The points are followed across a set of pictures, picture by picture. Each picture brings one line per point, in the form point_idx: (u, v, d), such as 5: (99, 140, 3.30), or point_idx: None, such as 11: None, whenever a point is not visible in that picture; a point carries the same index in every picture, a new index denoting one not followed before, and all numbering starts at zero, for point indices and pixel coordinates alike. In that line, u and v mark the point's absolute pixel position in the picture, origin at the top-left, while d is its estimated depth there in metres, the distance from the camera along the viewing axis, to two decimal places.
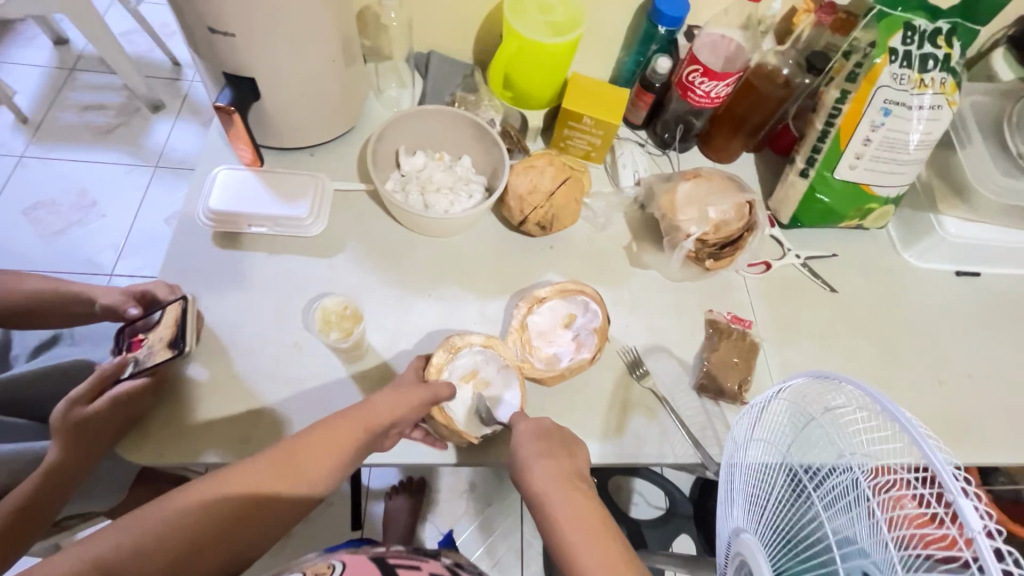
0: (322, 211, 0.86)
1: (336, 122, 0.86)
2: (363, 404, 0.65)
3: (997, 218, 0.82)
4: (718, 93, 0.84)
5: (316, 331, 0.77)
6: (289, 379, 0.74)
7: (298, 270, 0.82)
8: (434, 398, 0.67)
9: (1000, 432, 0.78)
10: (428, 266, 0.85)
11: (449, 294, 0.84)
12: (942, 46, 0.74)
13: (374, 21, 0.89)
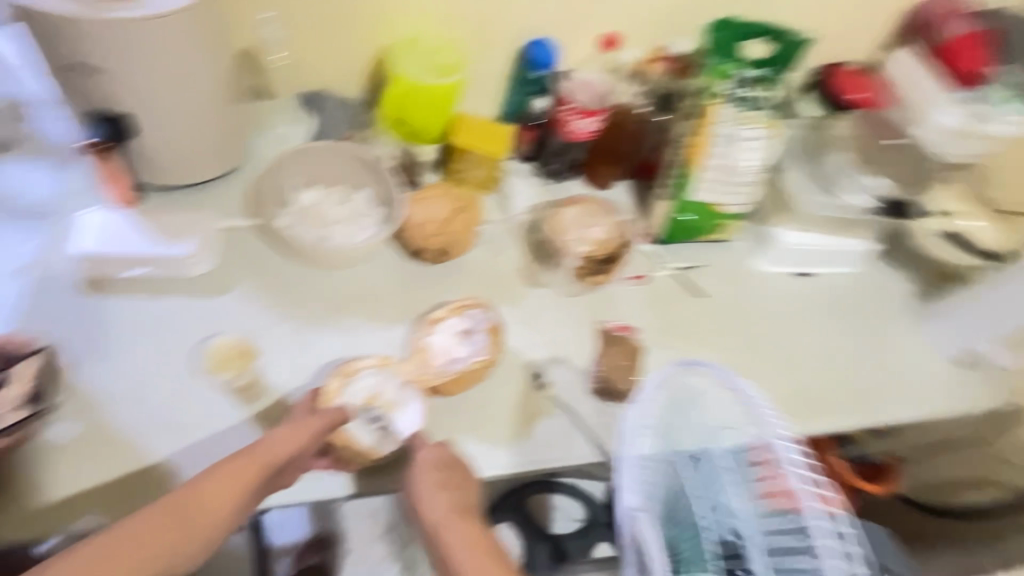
0: (207, 251, 0.80)
1: (220, 159, 0.83)
2: (256, 444, 0.62)
3: (820, 227, 0.96)
4: (589, 130, 0.89)
5: (204, 368, 0.74)
6: (180, 426, 0.71)
7: (184, 311, 0.78)
8: (328, 425, 0.66)
9: (846, 408, 0.87)
10: (323, 299, 0.80)
11: (353, 325, 0.79)
12: (766, 89, 0.81)
13: (257, 63, 0.85)
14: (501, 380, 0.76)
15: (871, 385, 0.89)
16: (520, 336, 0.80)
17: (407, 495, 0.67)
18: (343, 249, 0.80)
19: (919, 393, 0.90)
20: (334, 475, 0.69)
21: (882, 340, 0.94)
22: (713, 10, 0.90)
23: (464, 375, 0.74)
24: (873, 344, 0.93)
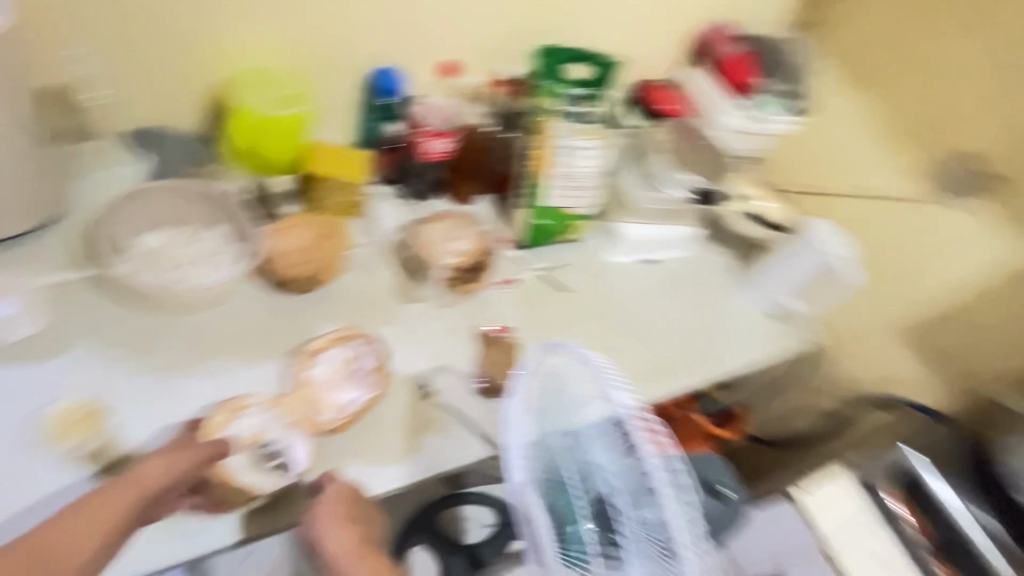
0: (34, 316, 0.72)
1: (35, 209, 0.74)
2: (130, 473, 0.59)
3: (653, 218, 1.12)
4: (446, 149, 0.96)
5: (42, 443, 0.66)
6: (17, 510, 0.62)
7: (6, 384, 0.69)
8: (209, 456, 0.63)
9: (698, 369, 1.00)
10: (182, 346, 0.75)
11: (219, 368, 0.75)
12: (594, 104, 0.94)
13: (68, 100, 0.79)
14: (393, 397, 0.77)
15: (713, 347, 1.05)
16: (404, 351, 0.82)
17: (303, 527, 0.65)
18: (197, 289, 0.77)
19: (748, 347, 1.08)
20: (213, 525, 0.65)
21: (714, 307, 1.12)
22: (544, 37, 1.01)
23: (356, 411, 0.73)
24: (709, 312, 1.10)
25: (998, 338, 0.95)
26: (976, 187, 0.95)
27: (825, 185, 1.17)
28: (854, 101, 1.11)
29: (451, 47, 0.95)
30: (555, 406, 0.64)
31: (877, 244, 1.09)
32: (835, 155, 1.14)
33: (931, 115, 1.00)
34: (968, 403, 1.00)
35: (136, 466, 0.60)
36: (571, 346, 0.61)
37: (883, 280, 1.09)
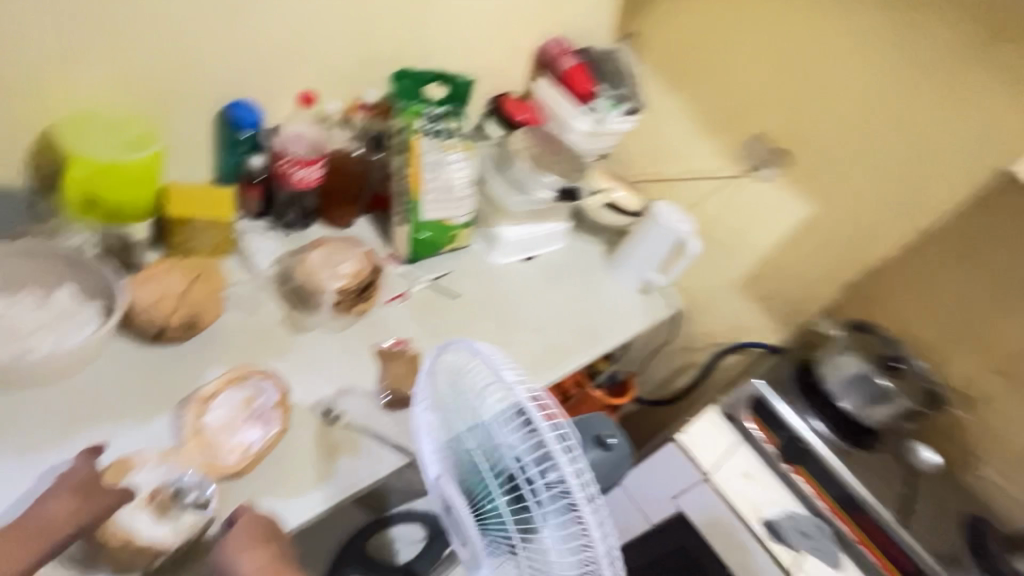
0: None
1: None
2: (32, 518, 0.56)
3: (525, 219, 1.20)
4: (314, 177, 0.96)
5: None
6: None
7: None
8: (111, 503, 0.58)
9: (586, 348, 1.11)
10: (44, 419, 0.68)
11: (94, 435, 0.68)
12: (450, 121, 1.04)
13: None
14: (301, 429, 0.76)
15: (596, 326, 1.17)
16: (303, 382, 0.81)
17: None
18: (46, 358, 0.68)
19: (625, 321, 1.22)
20: None
21: (591, 290, 1.25)
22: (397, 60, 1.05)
23: (264, 450, 0.71)
24: (587, 296, 1.23)
25: (804, 283, 1.20)
26: (773, 166, 1.18)
27: (664, 171, 1.36)
28: (674, 102, 1.30)
29: (306, 76, 0.95)
30: (458, 401, 0.64)
31: (708, 219, 1.31)
32: (665, 146, 1.34)
33: (733, 111, 1.22)
34: (793, 334, 1.25)
35: (41, 506, 0.57)
36: (460, 341, 0.62)
37: (716, 248, 1.31)
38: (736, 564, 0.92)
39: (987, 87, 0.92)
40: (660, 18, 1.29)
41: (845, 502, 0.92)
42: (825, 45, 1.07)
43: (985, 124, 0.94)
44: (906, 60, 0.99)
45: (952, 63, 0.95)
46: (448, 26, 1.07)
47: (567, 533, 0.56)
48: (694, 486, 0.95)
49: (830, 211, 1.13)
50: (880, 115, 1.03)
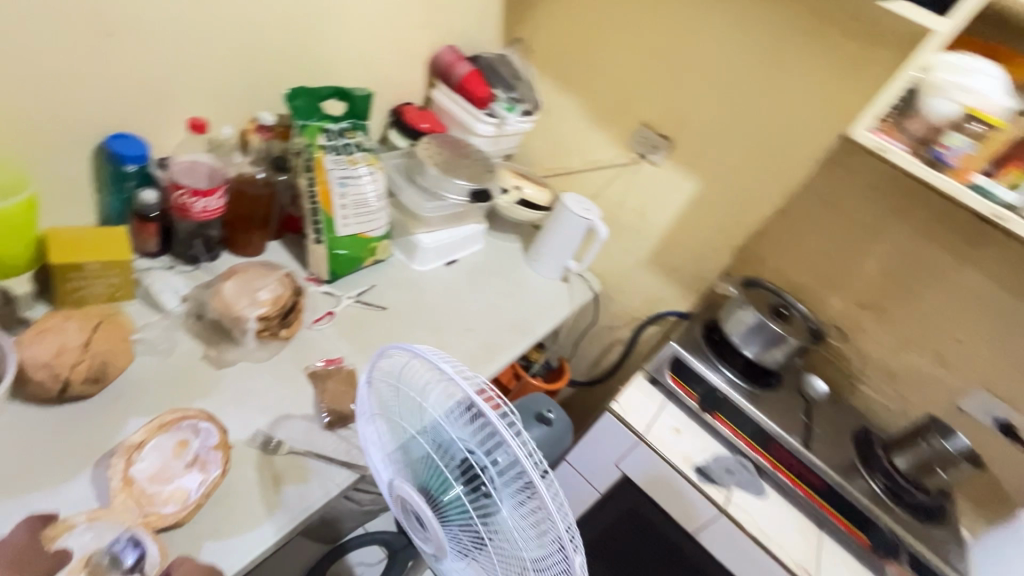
0: None
1: None
2: None
3: (441, 225, 1.22)
4: (217, 206, 0.91)
5: None
6: None
7: None
8: None
9: (518, 340, 1.15)
10: None
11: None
12: (352, 137, 1.05)
13: None
14: (240, 464, 0.73)
15: (524, 318, 1.22)
16: (234, 416, 0.78)
17: None
18: None
19: (551, 308, 1.29)
20: None
21: (516, 284, 1.32)
22: (291, 79, 1.04)
23: (203, 496, 0.65)
24: (512, 290, 1.29)
25: (701, 253, 1.33)
26: (661, 151, 1.32)
27: (572, 164, 1.47)
28: (572, 103, 1.43)
29: (194, 102, 0.91)
30: (408, 402, 0.63)
31: (612, 205, 1.44)
32: (567, 141, 1.46)
33: (620, 105, 1.35)
34: (699, 300, 1.38)
35: None
36: (397, 343, 0.60)
37: (623, 230, 1.44)
38: (679, 510, 1.01)
39: (820, 65, 1.08)
40: (547, 26, 1.40)
41: (759, 438, 1.04)
42: (689, 40, 1.22)
43: (825, 96, 1.09)
44: (756, 47, 1.14)
45: (790, 48, 1.10)
46: (340, 43, 1.07)
47: (525, 508, 0.55)
48: (631, 449, 1.03)
49: (715, 186, 1.27)
50: (742, 98, 1.18)
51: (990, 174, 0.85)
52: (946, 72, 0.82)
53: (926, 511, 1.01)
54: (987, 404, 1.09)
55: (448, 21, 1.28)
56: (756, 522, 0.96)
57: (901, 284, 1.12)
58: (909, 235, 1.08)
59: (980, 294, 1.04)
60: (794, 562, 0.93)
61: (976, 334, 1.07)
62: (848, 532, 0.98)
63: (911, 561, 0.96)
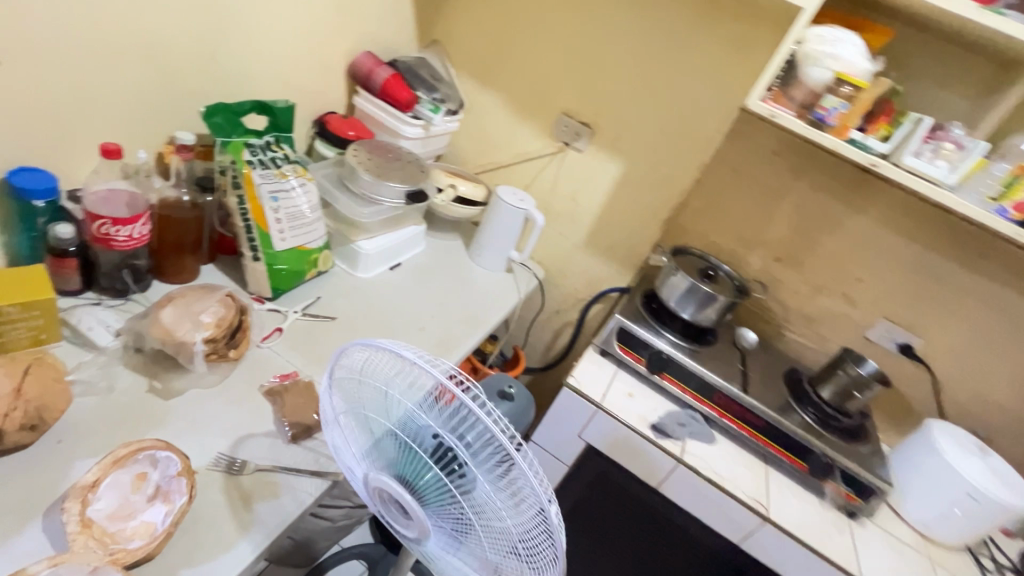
0: None
1: None
2: None
3: (380, 230, 1.23)
4: (141, 233, 0.87)
5: None
6: None
7: None
8: None
9: (471, 333, 1.18)
10: None
11: None
12: (277, 150, 1.04)
13: None
14: (205, 489, 0.71)
15: (473, 311, 1.25)
16: (192, 443, 0.75)
17: None
18: None
19: (499, 299, 1.33)
20: None
21: (463, 280, 1.34)
22: (206, 97, 1.01)
23: (171, 526, 0.63)
24: (459, 287, 1.31)
25: (633, 229, 1.42)
26: (584, 137, 1.39)
27: (502, 159, 1.52)
28: (494, 100, 1.47)
29: (103, 127, 0.88)
30: (379, 396, 0.65)
31: (545, 194, 1.50)
32: (494, 137, 1.51)
33: (541, 98, 1.41)
34: (636, 274, 1.46)
35: None
36: (362, 337, 0.61)
37: (558, 217, 1.51)
38: (641, 467, 1.08)
39: (712, 46, 1.19)
40: (462, 27, 1.44)
41: (704, 390, 1.13)
42: (596, 32, 1.30)
43: (722, 74, 1.20)
44: (655, 34, 1.24)
45: (686, 31, 1.21)
46: (255, 56, 1.06)
47: (500, 475, 0.58)
48: (591, 418, 1.09)
49: (637, 165, 1.36)
50: (649, 82, 1.28)
51: (863, 129, 0.98)
52: (815, 43, 0.93)
53: (851, 433, 1.14)
54: (888, 331, 1.24)
55: (363, 28, 1.29)
56: (710, 466, 1.05)
57: (807, 236, 1.24)
58: (808, 192, 1.21)
59: (871, 236, 1.18)
60: (747, 496, 1.02)
61: (873, 271, 1.21)
62: (789, 462, 1.09)
63: (843, 478, 1.07)
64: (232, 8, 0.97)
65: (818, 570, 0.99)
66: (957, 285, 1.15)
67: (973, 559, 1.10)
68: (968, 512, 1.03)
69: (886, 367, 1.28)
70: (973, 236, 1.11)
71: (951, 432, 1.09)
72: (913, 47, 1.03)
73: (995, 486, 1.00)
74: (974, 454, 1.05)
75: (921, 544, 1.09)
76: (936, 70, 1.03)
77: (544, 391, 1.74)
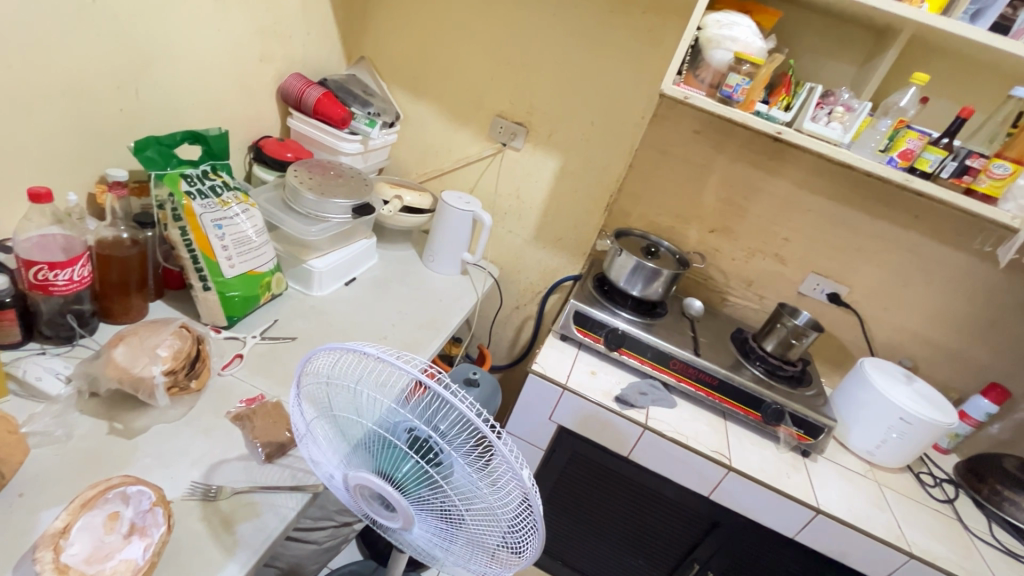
0: None
1: None
2: None
3: (330, 247, 1.24)
4: (81, 275, 0.86)
5: None
6: None
7: None
8: None
9: (434, 336, 1.20)
10: None
11: None
12: (215, 178, 1.03)
13: None
14: (182, 519, 0.71)
15: (434, 316, 1.28)
16: (163, 477, 0.75)
17: None
18: None
19: (458, 301, 1.36)
20: None
21: (419, 287, 1.37)
22: (134, 133, 1.00)
23: (153, 559, 0.62)
24: (416, 294, 1.33)
25: (577, 218, 1.49)
26: (520, 136, 1.45)
27: (444, 166, 1.55)
28: (430, 109, 1.51)
29: (25, 172, 0.85)
30: (354, 397, 0.67)
31: (490, 195, 1.55)
32: (434, 145, 1.54)
33: (474, 103, 1.46)
34: (585, 261, 1.53)
35: None
36: (331, 341, 0.63)
37: (505, 215, 1.55)
38: (611, 438, 1.14)
39: (626, 38, 1.27)
40: (389, 42, 1.48)
41: (661, 359, 1.20)
42: (519, 34, 1.36)
43: (639, 64, 1.29)
44: (573, 31, 1.31)
45: (601, 26, 1.28)
46: (181, 87, 1.05)
47: (476, 456, 0.62)
48: (559, 399, 1.14)
49: (573, 157, 1.43)
50: (574, 76, 1.35)
51: (767, 102, 1.07)
52: (715, 28, 1.02)
53: (795, 379, 1.24)
54: (817, 283, 1.36)
55: (289, 51, 1.29)
56: (674, 428, 1.12)
57: (735, 205, 1.34)
58: (730, 164, 1.31)
59: (790, 198, 1.29)
60: (710, 449, 1.10)
61: (796, 230, 1.32)
62: (745, 414, 1.17)
63: (794, 421, 1.16)
64: (153, 41, 0.96)
65: (781, 508, 1.07)
66: (869, 233, 1.27)
67: (915, 476, 1.22)
68: (903, 434, 1.13)
69: (820, 316, 1.40)
70: (875, 188, 1.23)
71: (881, 366, 1.21)
72: (801, 24, 1.14)
73: (922, 406, 1.11)
74: (901, 382, 1.17)
75: (867, 470, 1.19)
76: (823, 44, 1.15)
77: (515, 385, 1.79)
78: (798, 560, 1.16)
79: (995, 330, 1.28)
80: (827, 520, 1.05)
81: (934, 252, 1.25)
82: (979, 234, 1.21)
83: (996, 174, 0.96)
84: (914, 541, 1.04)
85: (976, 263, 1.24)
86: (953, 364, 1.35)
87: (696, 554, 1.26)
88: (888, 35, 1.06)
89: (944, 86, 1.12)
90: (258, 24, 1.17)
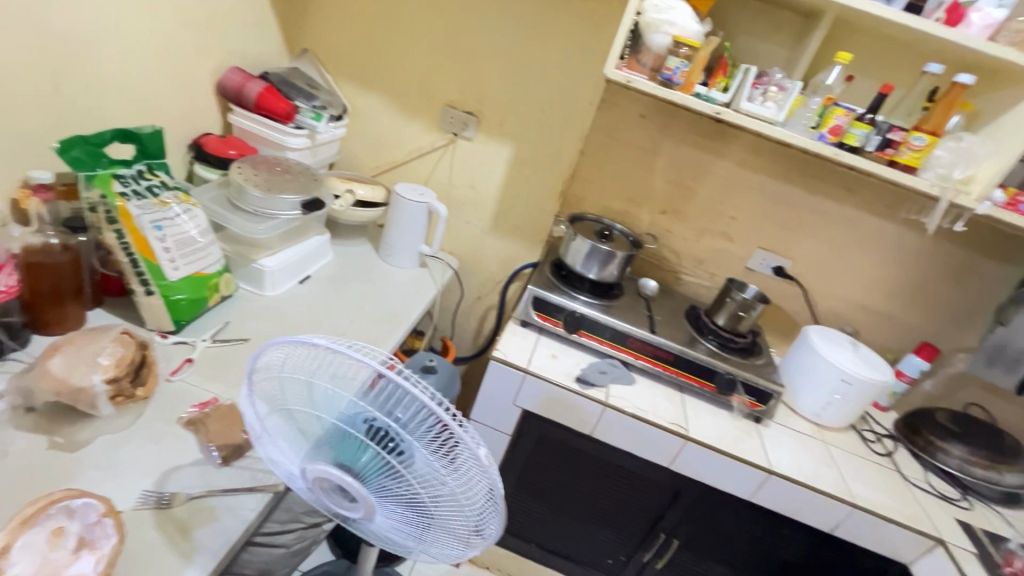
0: None
1: None
2: None
3: (281, 245, 1.21)
4: (7, 283, 0.82)
5: None
6: None
7: None
8: None
9: (394, 330, 1.20)
10: None
11: None
12: (152, 178, 1.00)
13: None
14: (135, 529, 0.68)
15: (393, 309, 1.27)
16: (112, 488, 0.72)
17: None
18: None
19: (417, 294, 1.36)
20: None
21: (377, 281, 1.35)
22: (58, 133, 0.95)
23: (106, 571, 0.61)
24: (374, 289, 1.32)
25: (533, 205, 1.50)
26: (471, 126, 1.45)
27: (397, 158, 1.53)
28: (379, 101, 1.48)
29: None
30: (310, 390, 0.66)
31: (445, 187, 1.54)
32: (385, 138, 1.52)
33: (424, 92, 1.45)
34: (542, 248, 1.54)
35: None
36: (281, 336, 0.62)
37: (461, 206, 1.55)
38: (574, 418, 1.16)
39: (571, 24, 1.29)
40: (332, 34, 1.44)
41: (619, 338, 1.23)
42: (465, 22, 1.35)
43: (585, 50, 1.31)
44: (519, 18, 1.31)
45: (545, 13, 1.29)
46: (108, 82, 1.00)
47: (436, 442, 0.62)
48: (522, 384, 1.15)
49: (526, 145, 1.44)
50: (522, 64, 1.36)
51: (706, 84, 1.11)
52: (653, 12, 1.04)
53: (746, 349, 1.30)
54: (763, 258, 1.42)
55: (224, 44, 1.25)
56: (634, 403, 1.15)
57: (683, 186, 1.38)
58: (677, 146, 1.34)
59: (734, 177, 1.34)
60: (669, 422, 1.14)
61: (741, 209, 1.37)
62: (700, 386, 1.22)
63: (746, 389, 1.21)
64: (74, 33, 0.91)
65: (736, 472, 1.12)
66: (808, 207, 1.34)
67: (858, 434, 1.31)
68: (845, 395, 1.21)
69: (768, 289, 1.46)
70: (811, 164, 1.29)
71: (825, 333, 1.28)
72: (736, 8, 1.18)
73: (860, 368, 1.19)
74: (841, 347, 1.24)
75: (816, 432, 1.27)
76: (757, 27, 1.19)
77: (480, 375, 1.79)
78: (755, 520, 1.23)
79: (925, 294, 1.38)
80: (778, 480, 1.11)
81: (868, 223, 1.33)
82: (905, 204, 1.29)
83: (915, 146, 1.03)
84: (858, 492, 1.12)
85: (904, 231, 1.32)
86: (890, 328, 1.44)
87: (662, 524, 1.30)
88: (816, 18, 1.12)
89: (868, 65, 1.18)
90: (190, 15, 1.12)
